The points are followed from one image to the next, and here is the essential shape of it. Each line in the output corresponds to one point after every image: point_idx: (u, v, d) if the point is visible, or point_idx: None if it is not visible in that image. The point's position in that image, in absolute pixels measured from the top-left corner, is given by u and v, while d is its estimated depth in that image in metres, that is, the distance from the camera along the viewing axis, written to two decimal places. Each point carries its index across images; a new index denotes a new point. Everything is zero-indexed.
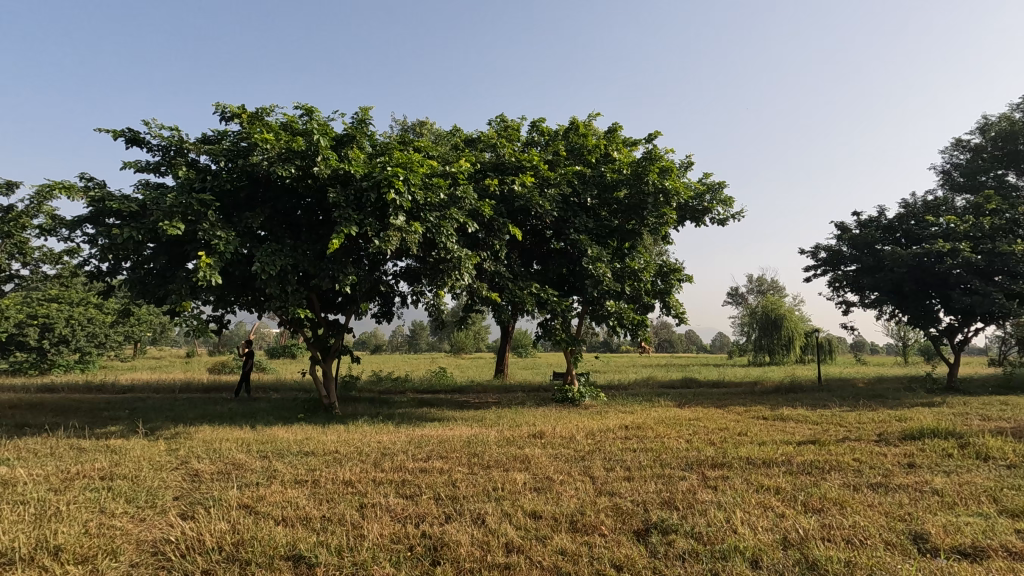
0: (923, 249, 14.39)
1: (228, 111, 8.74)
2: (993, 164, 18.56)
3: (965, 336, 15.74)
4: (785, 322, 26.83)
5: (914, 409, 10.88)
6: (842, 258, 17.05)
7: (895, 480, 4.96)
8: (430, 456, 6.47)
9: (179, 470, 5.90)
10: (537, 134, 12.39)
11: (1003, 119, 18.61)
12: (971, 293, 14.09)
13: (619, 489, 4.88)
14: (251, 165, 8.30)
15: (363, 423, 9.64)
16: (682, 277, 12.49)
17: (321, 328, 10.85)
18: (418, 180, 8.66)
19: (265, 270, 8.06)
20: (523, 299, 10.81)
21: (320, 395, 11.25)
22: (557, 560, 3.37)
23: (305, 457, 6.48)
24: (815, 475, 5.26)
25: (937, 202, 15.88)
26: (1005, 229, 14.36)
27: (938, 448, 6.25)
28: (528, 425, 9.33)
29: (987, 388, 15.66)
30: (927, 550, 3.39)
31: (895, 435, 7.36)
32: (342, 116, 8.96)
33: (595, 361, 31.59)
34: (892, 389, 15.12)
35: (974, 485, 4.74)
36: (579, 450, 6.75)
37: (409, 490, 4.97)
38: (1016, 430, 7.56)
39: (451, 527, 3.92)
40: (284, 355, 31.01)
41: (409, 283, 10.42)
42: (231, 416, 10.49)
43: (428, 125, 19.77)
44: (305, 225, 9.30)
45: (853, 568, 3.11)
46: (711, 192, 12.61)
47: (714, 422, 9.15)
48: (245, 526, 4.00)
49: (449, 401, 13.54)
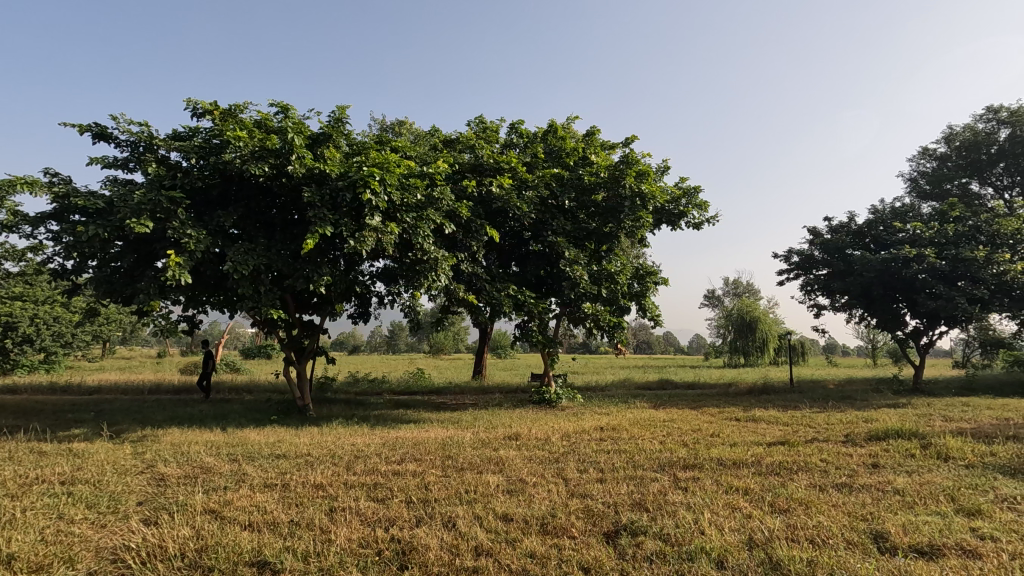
0: (890, 254, 14.80)
1: (201, 107, 8.57)
2: (957, 172, 19.15)
3: (930, 340, 16.22)
4: (759, 324, 27.32)
5: (879, 410, 11.20)
6: (814, 262, 17.44)
7: (859, 480, 5.07)
8: (404, 458, 6.45)
9: (144, 474, 5.74)
10: (516, 136, 12.42)
11: (967, 129, 19.17)
12: (936, 298, 14.52)
13: (591, 490, 4.91)
14: (223, 163, 8.14)
15: (338, 426, 9.53)
16: (658, 280, 12.64)
17: (296, 329, 10.70)
18: (394, 180, 8.60)
19: (238, 270, 7.92)
20: (500, 301, 10.81)
21: (294, 396, 11.09)
22: (526, 562, 3.37)
23: (277, 460, 6.37)
24: (783, 475, 5.37)
25: (904, 208, 16.35)
26: (968, 236, 14.78)
27: (901, 448, 6.45)
28: (505, 426, 9.36)
29: (949, 389, 16.17)
30: (886, 549, 3.48)
31: (861, 436, 7.55)
32: (318, 114, 8.87)
33: (573, 363, 31.76)
34: (860, 391, 15.54)
35: (933, 485, 4.88)
36: (555, 451, 6.80)
37: (380, 493, 4.92)
38: (974, 430, 7.84)
39: (421, 530, 3.89)
40: (258, 355, 30.45)
41: (386, 284, 10.34)
42: (201, 418, 10.26)
43: (407, 124, 19.65)
44: (279, 224, 9.14)
45: (814, 567, 3.17)
46: (688, 197, 12.79)
47: (689, 423, 9.31)
48: (209, 532, 3.91)
49: (426, 402, 13.46)
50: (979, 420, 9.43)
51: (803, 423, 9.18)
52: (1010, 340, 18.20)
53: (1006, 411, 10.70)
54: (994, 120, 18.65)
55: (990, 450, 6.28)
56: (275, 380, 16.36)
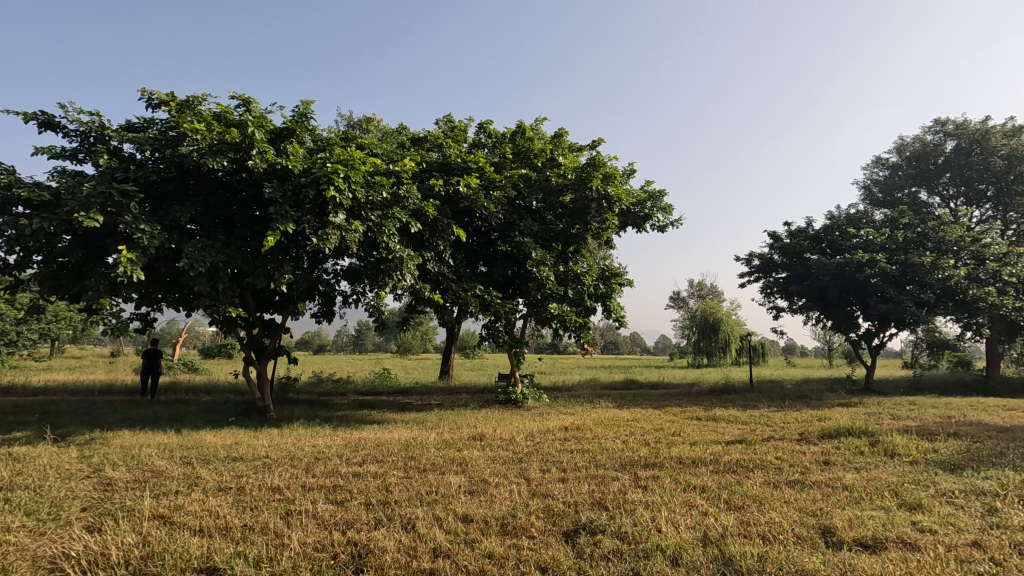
0: (844, 259, 15.34)
1: (156, 97, 8.27)
2: (907, 181, 20.10)
3: (880, 341, 16.88)
4: (722, 325, 27.94)
5: (831, 409, 11.61)
6: (774, 265, 17.95)
7: (810, 476, 5.24)
8: (366, 459, 6.35)
9: (90, 479, 5.50)
10: (484, 136, 12.41)
11: (917, 140, 20.03)
12: (887, 301, 15.11)
13: (552, 490, 4.92)
14: (180, 156, 7.88)
15: (298, 427, 9.30)
16: (623, 281, 12.83)
17: (256, 327, 10.43)
18: (359, 178, 8.49)
19: (194, 266, 7.65)
20: (467, 301, 10.75)
21: (253, 396, 10.80)
22: (483, 563, 3.37)
23: (234, 463, 6.18)
24: (739, 474, 5.48)
25: (858, 215, 16.98)
26: (916, 242, 15.42)
27: (851, 445, 6.70)
28: (469, 427, 9.33)
29: (898, 389, 16.86)
30: (833, 543, 3.60)
31: (815, 434, 7.75)
32: (281, 108, 8.67)
33: (540, 364, 31.91)
34: (816, 391, 16.00)
35: (879, 481, 5.07)
36: (519, 451, 6.81)
37: (339, 496, 4.83)
38: (918, 428, 8.17)
39: (378, 533, 3.83)
40: (218, 355, 29.64)
41: (351, 282, 10.16)
42: (155, 420, 9.92)
43: (374, 121, 19.36)
44: (239, 221, 8.88)
45: (764, 563, 3.26)
46: (653, 200, 12.98)
47: (651, 423, 9.44)
48: (157, 537, 3.78)
49: (391, 403, 13.28)
50: (923, 418, 9.84)
51: (761, 422, 9.39)
52: (954, 342, 19.11)
53: (949, 410, 11.22)
54: (941, 133, 19.61)
55: (932, 447, 6.55)
56: (235, 381, 15.95)
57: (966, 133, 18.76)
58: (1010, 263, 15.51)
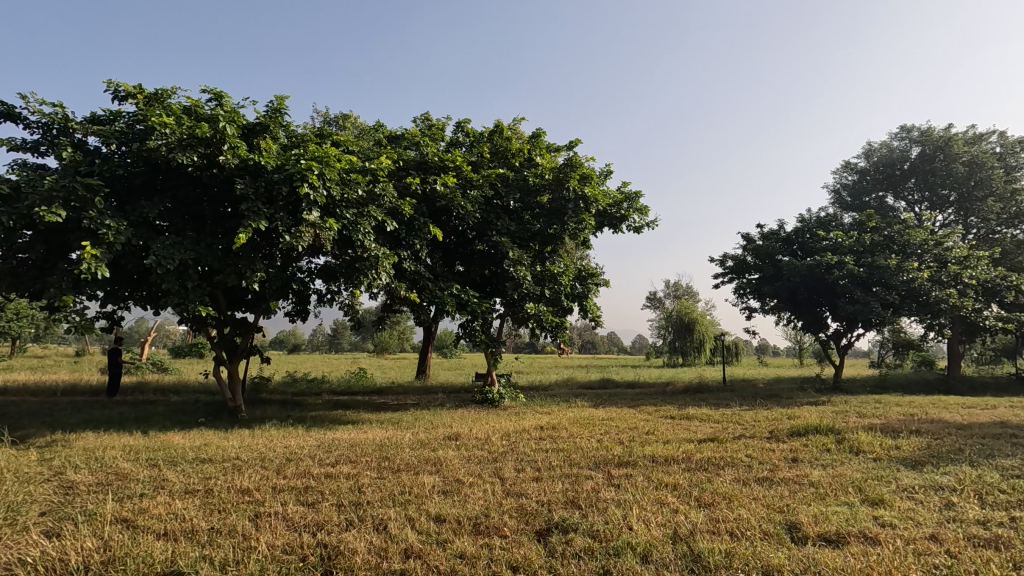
0: (814, 260, 15.66)
1: (123, 90, 8.04)
2: (875, 185, 20.55)
3: (849, 341, 17.27)
4: (697, 325, 28.29)
5: (800, 407, 11.89)
6: (746, 267, 18.28)
7: (779, 474, 5.35)
8: (339, 460, 6.26)
9: (51, 482, 5.33)
10: (462, 135, 12.36)
11: (884, 146, 20.61)
12: (854, 302, 15.49)
13: (526, 489, 4.93)
14: (148, 150, 7.67)
15: (270, 428, 9.17)
16: (599, 281, 12.92)
17: (227, 326, 10.21)
18: (335, 175, 8.40)
19: (162, 264, 7.47)
20: (443, 300, 10.67)
21: (224, 397, 10.59)
22: (454, 563, 3.35)
23: (202, 465, 6.05)
24: (710, 471, 5.57)
25: (828, 218, 17.37)
26: (882, 245, 15.83)
27: (818, 442, 6.85)
28: (445, 426, 9.31)
29: (865, 388, 17.27)
30: (798, 539, 3.68)
31: (784, 432, 7.92)
32: (254, 103, 8.54)
33: (518, 363, 31.92)
34: (787, 390, 16.28)
35: (844, 477, 5.20)
36: (494, 450, 6.82)
37: (310, 498, 4.75)
38: (883, 426, 8.40)
39: (349, 533, 3.79)
40: (188, 354, 28.99)
41: (325, 281, 10.02)
42: (121, 421, 9.66)
43: (350, 118, 19.11)
44: (209, 217, 8.67)
45: (732, 559, 3.31)
46: (629, 201, 13.09)
47: (625, 422, 9.50)
48: (119, 542, 3.67)
49: (366, 403, 13.14)
50: (887, 416, 10.15)
51: (733, 421, 9.54)
52: (918, 341, 19.71)
53: (912, 408, 11.57)
54: (907, 139, 20.21)
55: (896, 444, 6.75)
56: (205, 381, 15.58)
57: (930, 139, 19.33)
58: (970, 266, 16.03)
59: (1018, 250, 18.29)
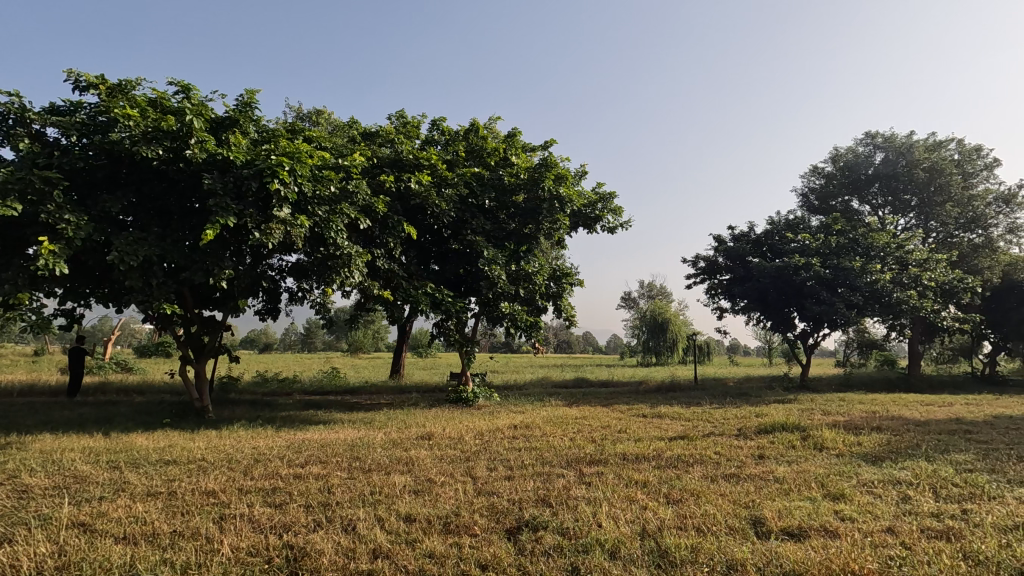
0: (783, 262, 16.09)
1: (84, 80, 7.77)
2: (841, 189, 20.91)
3: (815, 340, 17.68)
4: (670, 325, 28.68)
5: (768, 405, 12.17)
6: (718, 268, 18.60)
7: (746, 470, 5.46)
8: (308, 461, 6.16)
9: (3, 487, 5.11)
10: (438, 133, 12.26)
11: (850, 151, 21.10)
12: (821, 303, 15.87)
13: (498, 488, 4.92)
14: (111, 143, 7.43)
15: (238, 428, 8.98)
16: (573, 281, 12.98)
17: (194, 325, 9.96)
18: (306, 171, 8.25)
19: (126, 260, 7.25)
20: (417, 299, 10.59)
21: (190, 397, 10.33)
22: (423, 562, 3.33)
23: (166, 467, 5.90)
24: (680, 468, 5.65)
25: (797, 220, 17.85)
26: (847, 248, 16.31)
27: (784, 439, 7.02)
28: (418, 426, 9.25)
29: (830, 387, 17.71)
30: (762, 533, 3.76)
31: (752, 430, 8.09)
32: (223, 97, 8.34)
33: (493, 363, 31.82)
34: (756, 389, 16.62)
35: (808, 473, 5.33)
36: (466, 450, 6.80)
37: (278, 498, 4.68)
38: (846, 423, 8.64)
39: (316, 535, 3.74)
40: (153, 353, 28.10)
41: (297, 279, 9.86)
42: (81, 422, 9.35)
43: (324, 114, 18.83)
44: (176, 213, 8.44)
45: (697, 553, 3.36)
46: (603, 201, 13.17)
47: (598, 421, 9.56)
48: (75, 546, 3.56)
49: (338, 403, 12.96)
50: (850, 413, 10.44)
51: (702, 419, 9.70)
52: (881, 341, 20.32)
53: (874, 405, 11.96)
54: (871, 145, 20.75)
55: (857, 440, 6.95)
56: (171, 381, 15.16)
57: (893, 146, 19.91)
58: (930, 268, 16.54)
59: (974, 253, 19.39)
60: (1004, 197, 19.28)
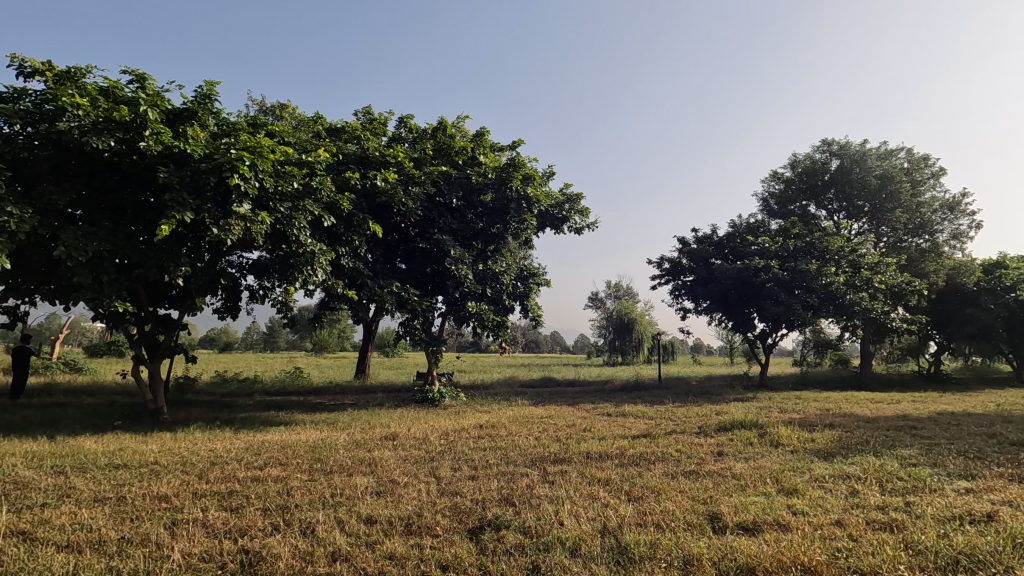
0: (744, 264, 16.71)
1: (29, 66, 7.40)
2: (799, 195, 21.49)
3: (774, 340, 18.18)
4: (635, 325, 29.09)
5: (728, 403, 12.45)
6: (681, 269, 18.98)
7: (705, 467, 5.57)
8: (267, 463, 6.01)
9: None
10: (405, 130, 12.08)
11: (808, 158, 21.50)
12: (779, 304, 16.36)
13: (461, 488, 4.89)
14: (58, 133, 7.09)
15: (194, 430, 8.70)
16: (540, 281, 13.04)
17: (148, 324, 9.60)
18: (268, 167, 8.06)
19: (74, 255, 6.95)
20: (382, 298, 10.46)
21: (143, 398, 9.95)
22: (383, 564, 3.30)
23: (116, 471, 5.66)
24: (641, 466, 5.72)
25: (757, 224, 18.43)
26: (804, 251, 16.91)
27: (742, 437, 7.20)
28: (382, 426, 9.14)
29: (788, 385, 18.26)
30: (718, 529, 3.84)
31: (712, 427, 8.28)
32: (181, 87, 8.05)
33: (459, 363, 31.67)
34: (716, 387, 17.03)
35: (764, 469, 5.47)
36: (431, 450, 6.74)
37: (234, 502, 4.55)
38: (801, 421, 8.91)
39: (272, 538, 3.65)
40: (103, 353, 26.90)
41: (258, 277, 9.63)
42: (23, 425, 8.90)
43: (288, 108, 18.39)
44: (129, 207, 8.12)
45: (655, 549, 3.42)
46: (570, 202, 13.27)
47: (563, 419, 9.63)
48: (13, 556, 3.39)
49: (300, 403, 12.69)
50: (805, 411, 10.79)
51: (665, 417, 9.85)
52: (835, 341, 21.05)
53: (828, 403, 12.37)
54: (828, 152, 21.38)
55: (811, 437, 7.19)
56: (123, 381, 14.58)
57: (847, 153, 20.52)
58: (881, 271, 17.17)
59: (922, 257, 20.09)
60: (949, 204, 20.21)
